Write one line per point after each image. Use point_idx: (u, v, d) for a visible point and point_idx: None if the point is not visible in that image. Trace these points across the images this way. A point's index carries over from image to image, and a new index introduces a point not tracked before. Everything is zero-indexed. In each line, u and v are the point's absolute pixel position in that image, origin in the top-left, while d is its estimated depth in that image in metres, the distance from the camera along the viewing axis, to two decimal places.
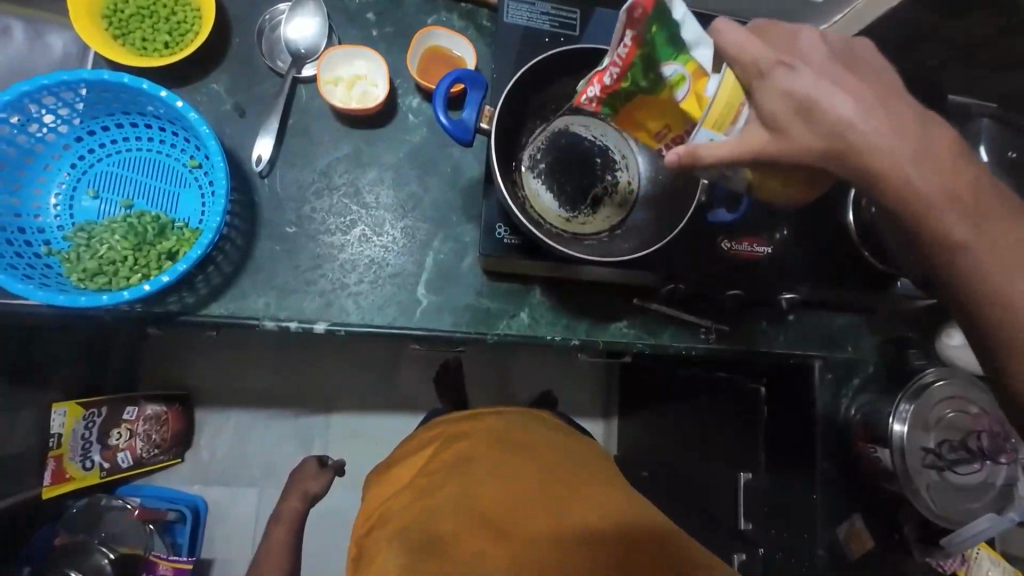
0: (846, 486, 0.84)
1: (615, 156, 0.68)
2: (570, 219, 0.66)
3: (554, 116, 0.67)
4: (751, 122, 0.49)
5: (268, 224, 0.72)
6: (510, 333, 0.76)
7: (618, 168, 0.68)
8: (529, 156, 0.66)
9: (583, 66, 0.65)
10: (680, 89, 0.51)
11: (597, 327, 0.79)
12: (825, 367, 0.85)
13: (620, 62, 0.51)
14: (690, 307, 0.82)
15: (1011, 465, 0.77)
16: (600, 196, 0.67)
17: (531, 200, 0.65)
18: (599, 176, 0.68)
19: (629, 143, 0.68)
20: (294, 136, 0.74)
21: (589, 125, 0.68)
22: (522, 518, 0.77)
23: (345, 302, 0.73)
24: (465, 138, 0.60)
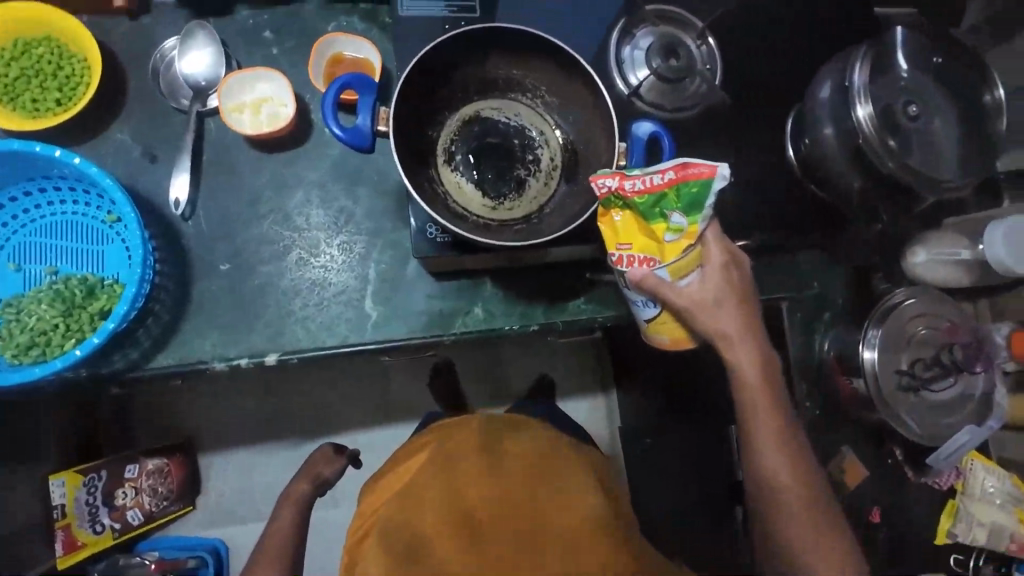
0: (831, 421, 0.83)
1: (533, 135, 0.66)
2: (497, 207, 0.64)
3: (462, 106, 0.66)
4: (689, 285, 0.58)
5: (201, 263, 0.71)
6: (467, 330, 0.75)
7: (537, 146, 0.66)
8: (444, 151, 0.65)
9: (480, 48, 0.62)
10: (672, 233, 0.55)
11: (555, 308, 0.78)
12: (793, 307, 0.83)
13: (647, 183, 0.54)
14: None
15: (987, 372, 0.77)
16: (524, 177, 0.66)
17: (453, 195, 0.63)
18: (519, 157, 0.66)
19: (544, 118, 0.66)
20: (211, 171, 0.73)
21: (500, 108, 0.67)
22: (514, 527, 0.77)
23: (295, 328, 0.72)
24: (364, 145, 0.58)
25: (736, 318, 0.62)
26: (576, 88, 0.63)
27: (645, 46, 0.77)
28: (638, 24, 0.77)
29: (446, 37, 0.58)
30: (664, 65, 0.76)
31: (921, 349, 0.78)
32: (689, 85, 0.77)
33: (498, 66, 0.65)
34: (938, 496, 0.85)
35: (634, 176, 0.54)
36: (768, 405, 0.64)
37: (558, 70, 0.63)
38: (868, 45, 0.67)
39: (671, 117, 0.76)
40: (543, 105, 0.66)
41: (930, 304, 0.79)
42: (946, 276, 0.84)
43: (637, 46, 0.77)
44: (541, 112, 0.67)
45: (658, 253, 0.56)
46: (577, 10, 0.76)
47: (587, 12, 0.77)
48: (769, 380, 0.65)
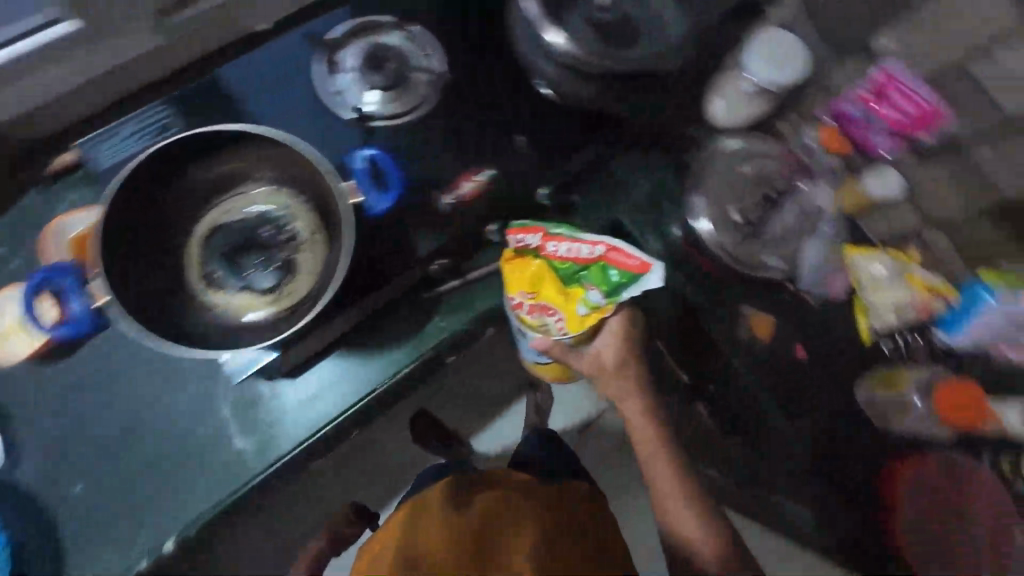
0: (714, 292, 0.84)
1: (277, 213, 0.64)
2: (276, 298, 0.62)
3: (197, 225, 0.64)
4: (571, 341, 0.71)
5: (52, 498, 0.68)
6: (342, 411, 0.73)
7: (287, 222, 0.64)
8: (200, 276, 0.62)
9: (177, 168, 0.61)
10: (583, 306, 0.66)
11: (415, 343, 0.75)
12: (631, 215, 0.83)
13: (563, 250, 0.67)
14: (479, 259, 0.76)
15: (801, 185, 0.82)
16: (289, 256, 0.64)
17: (228, 312, 0.61)
18: (274, 239, 0.64)
19: (280, 193, 0.65)
20: (16, 408, 0.69)
21: (235, 207, 0.65)
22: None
23: (176, 505, 0.69)
24: (93, 327, 0.71)
25: (615, 351, 0.74)
26: (284, 154, 0.63)
27: (355, 66, 0.74)
28: (339, 52, 0.75)
29: (122, 175, 0.56)
30: (380, 74, 0.73)
31: (749, 197, 0.81)
32: (415, 81, 0.75)
33: (207, 172, 0.63)
34: None
35: (570, 241, 0.67)
36: (630, 394, 0.75)
37: (263, 146, 0.62)
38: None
39: (416, 118, 0.74)
40: (272, 182, 0.65)
41: (739, 155, 0.82)
42: (753, 112, 0.81)
43: (347, 70, 0.74)
44: (276, 189, 0.65)
45: (564, 314, 0.67)
46: (281, 72, 0.75)
47: (288, 67, 0.75)
48: (625, 371, 0.75)
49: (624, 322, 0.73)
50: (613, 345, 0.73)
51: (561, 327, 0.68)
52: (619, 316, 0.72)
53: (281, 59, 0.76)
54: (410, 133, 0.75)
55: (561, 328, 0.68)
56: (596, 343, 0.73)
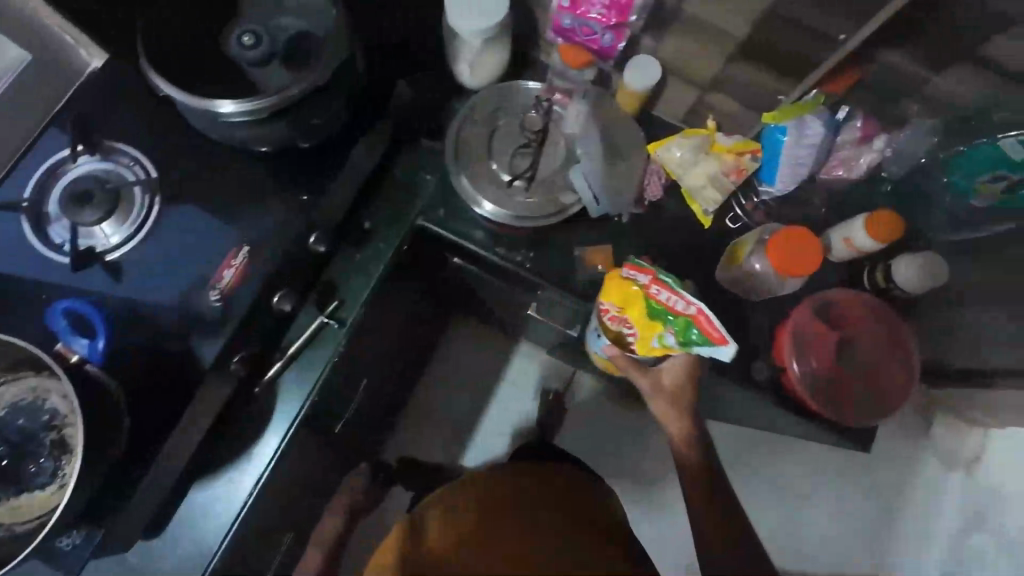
0: (544, 249, 0.84)
1: (30, 399, 0.61)
2: (61, 480, 0.59)
3: None
4: (667, 364, 0.76)
5: None
6: (219, 540, 0.71)
7: (45, 401, 0.62)
8: None
9: None
10: (657, 338, 0.71)
11: (267, 438, 0.75)
12: (429, 212, 0.84)
13: (669, 299, 0.70)
14: (293, 330, 0.78)
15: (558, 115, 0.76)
16: (61, 433, 0.61)
17: (18, 519, 0.58)
18: (43, 425, 0.61)
19: (25, 380, 0.62)
20: None
21: None
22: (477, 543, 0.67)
23: None
24: None
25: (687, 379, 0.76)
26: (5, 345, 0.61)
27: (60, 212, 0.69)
28: (44, 202, 0.69)
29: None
30: (88, 209, 0.67)
31: (503, 145, 0.75)
32: (132, 196, 0.70)
33: None
34: (668, 198, 0.86)
35: (672, 290, 0.70)
36: (673, 410, 0.75)
37: None
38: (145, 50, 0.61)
39: (149, 232, 0.70)
40: (13, 372, 0.62)
41: (475, 116, 0.79)
42: (497, 62, 0.83)
43: (55, 220, 0.69)
44: (20, 376, 0.62)
45: (637, 333, 0.73)
46: None
47: None
48: (690, 389, 0.76)
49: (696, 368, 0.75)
50: (683, 391, 0.76)
51: (633, 340, 0.75)
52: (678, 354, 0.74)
53: None
54: (152, 248, 0.70)
55: (632, 342, 0.75)
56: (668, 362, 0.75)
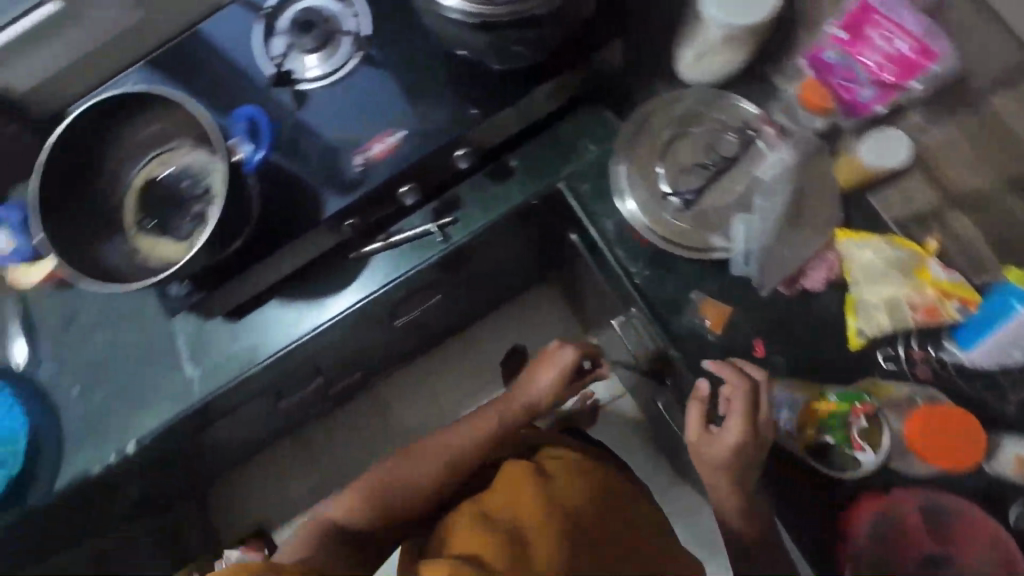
0: (662, 273, 0.76)
1: (195, 171, 0.71)
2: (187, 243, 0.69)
3: (130, 183, 0.72)
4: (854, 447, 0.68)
5: (56, 395, 0.85)
6: (273, 353, 0.83)
7: (202, 177, 0.71)
8: (132, 222, 0.71)
9: (106, 129, 0.69)
10: (827, 431, 0.69)
11: (339, 301, 0.82)
12: (573, 180, 0.79)
13: (856, 419, 0.69)
14: (403, 224, 0.82)
15: (749, 152, 0.73)
16: (201, 209, 0.70)
17: (149, 254, 0.69)
18: (195, 194, 0.71)
19: (198, 152, 0.71)
20: (39, 325, 0.87)
21: (163, 163, 0.71)
22: (511, 484, 0.67)
23: (143, 413, 0.84)
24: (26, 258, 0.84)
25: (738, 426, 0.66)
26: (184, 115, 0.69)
27: (285, 34, 0.77)
28: (273, 19, 0.78)
29: (59, 137, 0.66)
30: (303, 42, 0.76)
31: (676, 158, 0.75)
32: (340, 45, 0.76)
33: (136, 135, 0.71)
34: (827, 298, 0.72)
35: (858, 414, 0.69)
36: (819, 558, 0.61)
37: (171, 106, 0.68)
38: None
39: (335, 79, 0.76)
40: (192, 141, 0.71)
41: (673, 112, 0.76)
42: (723, 68, 0.75)
43: (279, 38, 0.78)
44: (195, 147, 0.72)
45: (819, 411, 0.69)
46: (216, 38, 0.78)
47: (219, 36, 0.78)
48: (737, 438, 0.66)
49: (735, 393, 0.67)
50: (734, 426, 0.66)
51: (801, 408, 0.70)
52: (754, 382, 0.68)
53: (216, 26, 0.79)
54: (331, 90, 0.76)
55: (801, 408, 0.69)
56: (724, 373, 0.69)
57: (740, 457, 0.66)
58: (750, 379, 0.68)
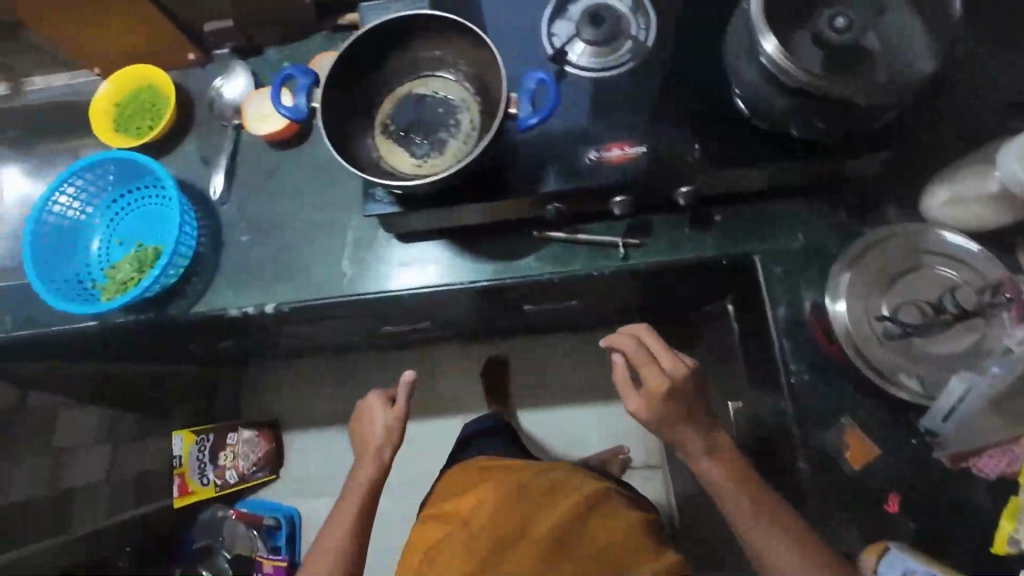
0: (824, 385, 0.75)
1: (455, 103, 0.75)
2: (422, 163, 0.74)
3: (393, 89, 0.77)
4: None
5: (229, 235, 0.92)
6: (427, 286, 0.87)
7: (459, 111, 0.75)
8: (381, 124, 0.76)
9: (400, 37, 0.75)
10: None
11: (505, 268, 0.85)
12: (771, 260, 0.80)
13: None
14: (593, 227, 0.84)
15: (987, 315, 0.71)
16: (446, 138, 0.74)
17: (386, 159, 0.75)
18: (443, 122, 0.75)
19: (464, 88, 0.75)
20: (241, 168, 0.95)
21: (428, 84, 0.76)
22: (457, 516, 0.90)
23: (291, 284, 0.90)
24: (302, 119, 0.71)
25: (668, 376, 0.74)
26: (473, 54, 0.74)
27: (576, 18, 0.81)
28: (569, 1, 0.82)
29: (368, 28, 0.71)
30: (591, 31, 0.79)
31: (905, 287, 0.75)
32: (621, 48, 0.79)
33: (420, 50, 0.75)
34: (982, 487, 0.69)
35: None
36: None
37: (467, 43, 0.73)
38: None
39: (603, 75, 0.79)
40: (463, 77, 0.76)
41: (920, 245, 0.76)
42: (976, 221, 0.74)
43: (568, 19, 0.82)
44: (463, 82, 0.76)
45: None
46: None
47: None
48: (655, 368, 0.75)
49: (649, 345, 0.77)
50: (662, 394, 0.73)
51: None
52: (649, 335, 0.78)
53: None
54: (594, 83, 0.79)
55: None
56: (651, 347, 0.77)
57: (662, 399, 0.73)
58: (625, 338, 0.77)
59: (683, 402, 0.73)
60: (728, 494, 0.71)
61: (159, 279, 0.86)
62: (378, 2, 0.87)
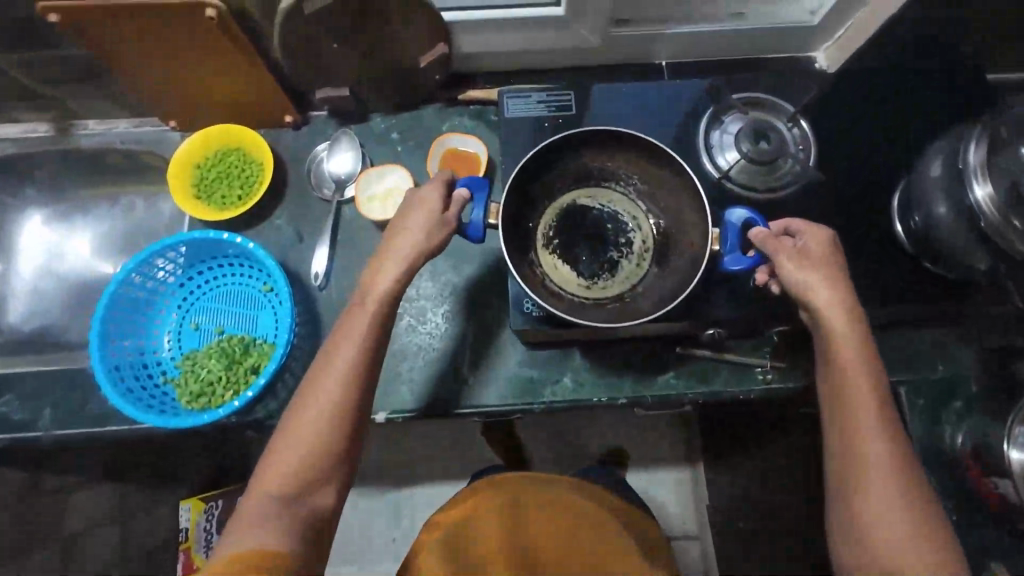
0: (968, 524, 0.75)
1: (626, 222, 0.73)
2: (591, 285, 0.71)
3: (556, 197, 0.73)
4: None
5: (328, 325, 0.82)
6: (556, 400, 0.80)
7: (630, 231, 0.73)
8: (543, 236, 0.72)
9: (574, 145, 0.69)
10: None
11: (642, 382, 0.80)
12: (914, 392, 0.79)
13: None
14: (737, 345, 0.80)
15: None
16: (617, 259, 0.72)
17: (551, 276, 0.71)
18: (613, 241, 0.73)
19: (636, 206, 0.73)
20: (343, 248, 0.85)
21: (595, 196, 0.74)
22: (476, 524, 0.80)
23: (402, 388, 0.81)
24: (476, 237, 0.63)
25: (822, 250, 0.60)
26: (649, 171, 0.70)
27: (734, 131, 0.79)
28: (727, 110, 0.80)
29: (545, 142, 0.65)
30: (753, 147, 0.77)
31: None
32: (782, 167, 0.77)
33: (593, 161, 0.72)
34: None
35: None
36: None
37: (647, 161, 0.69)
38: (982, 124, 0.62)
39: (765, 196, 0.77)
40: (636, 194, 0.73)
41: None
42: None
43: (725, 131, 0.79)
44: (633, 199, 0.74)
45: None
46: (667, 104, 0.81)
47: (669, 103, 0.81)
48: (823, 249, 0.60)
49: (822, 253, 0.60)
50: (828, 278, 0.58)
51: None
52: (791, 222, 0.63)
53: (669, 92, 0.82)
54: (753, 201, 0.77)
55: None
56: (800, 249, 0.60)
57: (839, 287, 0.59)
58: (833, 233, 0.61)
59: (874, 359, 0.57)
60: (847, 338, 0.57)
61: (253, 380, 0.74)
62: (520, 91, 0.83)
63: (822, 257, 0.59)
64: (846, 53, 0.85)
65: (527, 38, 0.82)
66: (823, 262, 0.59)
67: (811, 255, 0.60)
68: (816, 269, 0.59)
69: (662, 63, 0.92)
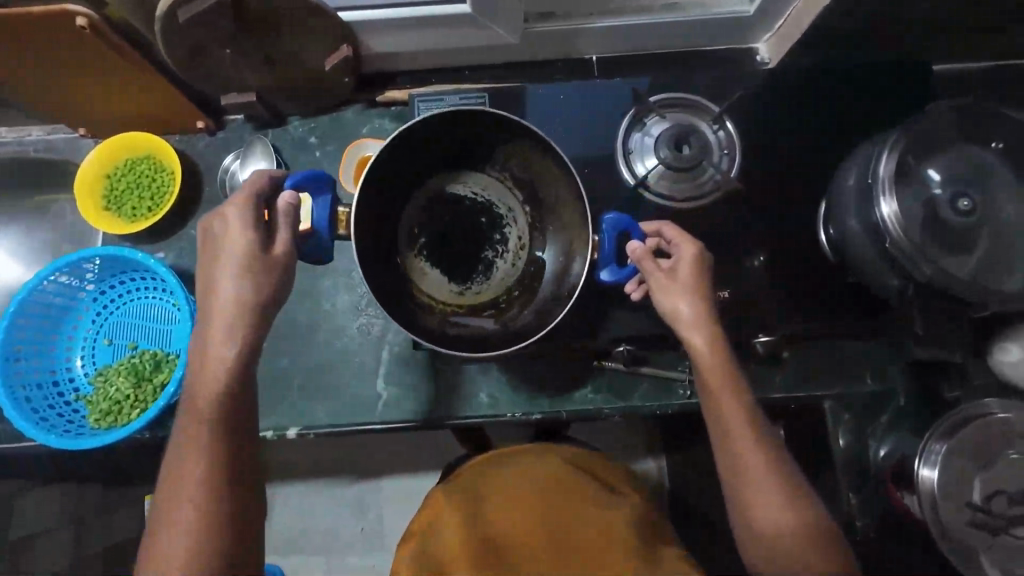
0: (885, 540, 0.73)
1: (501, 214, 0.74)
2: (465, 290, 0.72)
3: (426, 188, 0.73)
4: None
5: None
6: (471, 415, 0.78)
7: (505, 225, 0.74)
8: (410, 238, 0.73)
9: (437, 139, 0.68)
10: None
11: (560, 396, 0.78)
12: (840, 406, 0.76)
13: None
14: (658, 359, 0.78)
15: None
16: (492, 259, 0.73)
17: (420, 282, 0.71)
18: (487, 238, 0.74)
19: (511, 194, 0.74)
20: None
21: (467, 185, 0.74)
22: (453, 516, 0.78)
23: (315, 405, 0.80)
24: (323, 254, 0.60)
25: (687, 265, 0.59)
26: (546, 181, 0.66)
27: (656, 134, 0.74)
28: (648, 112, 0.75)
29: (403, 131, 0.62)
30: (673, 153, 0.73)
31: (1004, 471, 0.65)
32: (703, 174, 0.73)
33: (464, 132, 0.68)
34: None
35: None
36: None
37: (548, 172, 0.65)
38: (900, 132, 0.57)
39: (682, 206, 0.73)
40: (510, 181, 0.73)
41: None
42: None
43: (647, 133, 0.75)
44: (508, 186, 0.74)
45: None
46: (586, 105, 0.77)
47: (589, 103, 0.77)
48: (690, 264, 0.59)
49: (687, 269, 0.59)
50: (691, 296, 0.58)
51: None
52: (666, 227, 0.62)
53: (589, 93, 0.77)
54: (671, 212, 0.73)
55: None
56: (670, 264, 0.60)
57: (704, 301, 0.58)
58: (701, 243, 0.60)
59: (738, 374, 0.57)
60: (709, 354, 0.57)
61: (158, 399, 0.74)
62: (432, 94, 0.79)
63: (687, 273, 0.59)
64: (784, 44, 0.80)
65: (438, 38, 0.78)
66: (689, 278, 0.59)
67: (678, 271, 0.59)
68: (681, 286, 0.58)
69: (593, 58, 0.87)
